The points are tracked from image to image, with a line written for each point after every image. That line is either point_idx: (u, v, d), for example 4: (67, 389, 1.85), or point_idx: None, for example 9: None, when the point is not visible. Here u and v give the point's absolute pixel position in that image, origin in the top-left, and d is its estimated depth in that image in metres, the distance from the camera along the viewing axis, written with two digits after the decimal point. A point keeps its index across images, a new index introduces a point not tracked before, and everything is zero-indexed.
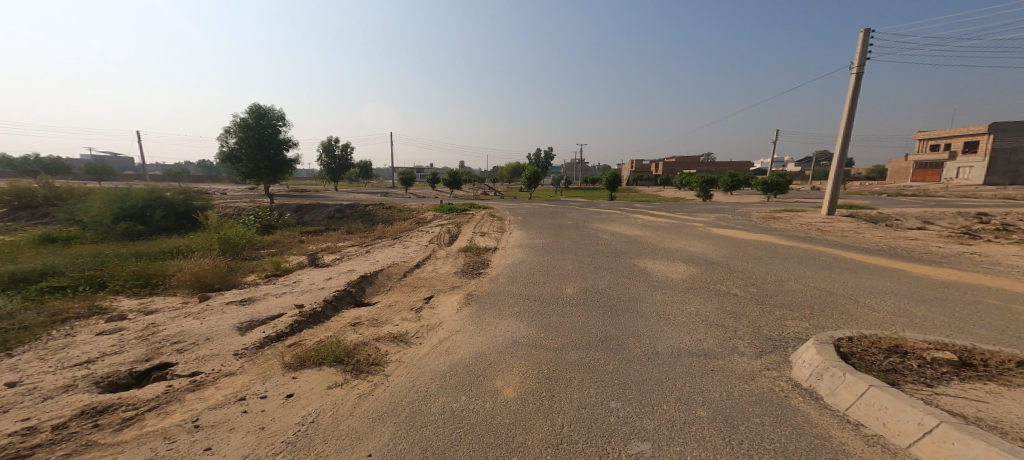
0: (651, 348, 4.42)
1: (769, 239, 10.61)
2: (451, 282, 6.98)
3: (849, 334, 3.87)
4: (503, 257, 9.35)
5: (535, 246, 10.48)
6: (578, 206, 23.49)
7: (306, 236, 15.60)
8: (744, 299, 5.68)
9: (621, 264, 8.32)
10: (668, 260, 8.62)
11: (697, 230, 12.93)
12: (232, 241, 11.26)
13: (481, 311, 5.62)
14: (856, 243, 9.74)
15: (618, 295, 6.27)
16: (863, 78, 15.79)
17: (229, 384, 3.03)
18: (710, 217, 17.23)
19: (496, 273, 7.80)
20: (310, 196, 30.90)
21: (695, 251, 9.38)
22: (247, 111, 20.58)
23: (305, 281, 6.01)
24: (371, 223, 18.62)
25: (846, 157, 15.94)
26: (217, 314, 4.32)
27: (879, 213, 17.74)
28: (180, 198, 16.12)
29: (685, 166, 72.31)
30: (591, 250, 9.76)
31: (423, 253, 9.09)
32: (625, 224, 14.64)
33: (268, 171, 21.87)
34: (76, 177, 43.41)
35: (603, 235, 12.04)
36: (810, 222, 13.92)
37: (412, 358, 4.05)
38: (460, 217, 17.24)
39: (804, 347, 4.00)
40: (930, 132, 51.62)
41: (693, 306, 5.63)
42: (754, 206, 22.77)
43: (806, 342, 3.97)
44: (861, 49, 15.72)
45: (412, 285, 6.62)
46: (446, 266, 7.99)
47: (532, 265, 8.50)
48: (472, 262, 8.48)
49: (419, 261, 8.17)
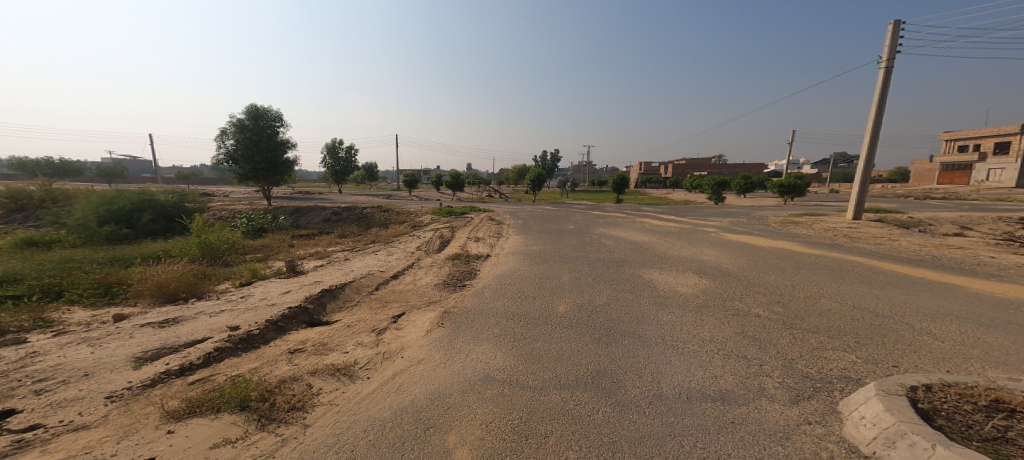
0: (653, 389, 3.53)
1: (792, 247, 9.51)
2: (429, 296, 6.15)
3: (926, 383, 2.92)
4: (495, 265, 8.50)
5: (531, 254, 9.60)
6: (583, 210, 22.48)
7: (297, 240, 14.98)
8: (769, 322, 4.74)
9: (625, 276, 7.41)
10: (678, 270, 7.65)
11: (709, 236, 11.96)
12: (215, 246, 10.72)
13: (455, 334, 4.78)
14: (892, 252, 8.66)
15: (619, 314, 5.38)
16: (892, 72, 14.61)
17: (66, 445, 2.31)
18: (723, 222, 16.15)
19: (482, 285, 6.95)
20: (311, 198, 30.50)
21: (708, 260, 8.38)
22: (244, 111, 20.21)
23: (256, 293, 5.25)
24: (367, 226, 17.99)
25: (873, 157, 14.75)
26: (124, 337, 3.61)
27: (909, 217, 16.44)
28: (170, 202, 15.70)
29: (697, 169, 70.50)
30: (592, 259, 8.85)
31: (406, 261, 8.28)
32: (631, 230, 13.70)
33: (266, 173, 21.44)
34: (87, 179, 44.11)
35: (607, 242, 11.06)
36: (835, 227, 12.78)
37: (350, 400, 3.22)
38: (459, 221, 16.50)
39: (856, 395, 3.06)
40: (958, 133, 49.30)
41: (707, 330, 4.71)
42: (772, 209, 21.52)
43: (865, 389, 3.02)
44: (890, 42, 14.57)
45: (382, 299, 5.81)
46: (427, 276, 7.16)
47: (524, 275, 7.65)
48: (459, 272, 7.67)
49: (399, 270, 7.38)
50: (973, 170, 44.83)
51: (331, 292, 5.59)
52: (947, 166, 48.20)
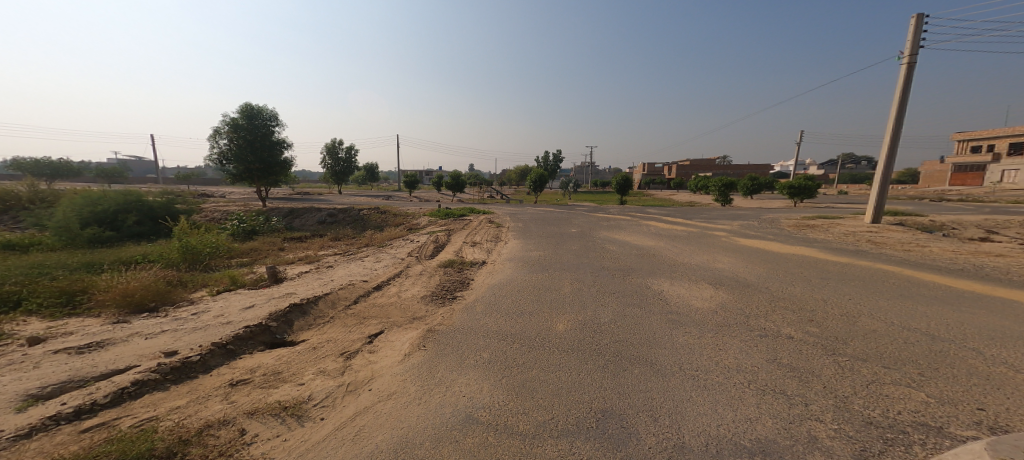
0: (675, 438, 2.87)
1: (814, 253, 8.78)
2: (414, 311, 5.49)
3: None
4: (490, 274, 7.84)
5: (530, 261, 8.90)
6: (585, 212, 21.78)
7: (289, 243, 14.36)
8: (806, 347, 4.05)
9: (632, 287, 6.72)
10: (691, 281, 6.95)
11: (721, 241, 11.24)
12: (196, 250, 10.10)
13: (438, 359, 4.12)
14: (924, 259, 7.94)
15: (627, 336, 4.71)
16: (915, 68, 13.88)
17: None
18: (734, 225, 15.41)
19: (475, 298, 6.28)
20: (308, 199, 29.88)
21: (723, 269, 7.66)
22: (238, 110, 19.66)
23: (212, 308, 4.59)
24: (362, 229, 17.38)
25: (894, 157, 14.02)
26: (31, 367, 3.00)
27: (930, 220, 15.63)
28: (159, 203, 15.15)
29: (701, 170, 69.58)
30: (596, 267, 8.16)
31: (394, 269, 7.61)
32: (636, 233, 12.99)
33: (260, 173, 20.90)
34: (84, 180, 43.81)
35: (611, 247, 10.33)
36: (855, 231, 12.03)
37: (293, 452, 2.57)
38: (456, 223, 15.86)
39: (953, 454, 2.43)
40: (970, 133, 48.25)
41: (732, 356, 4.02)
42: (782, 212, 20.73)
43: (971, 453, 2.38)
44: (913, 37, 13.85)
45: (361, 314, 5.14)
46: (414, 287, 6.49)
47: (522, 286, 6.98)
48: (450, 282, 7.01)
49: (385, 279, 6.73)
50: (986, 171, 43.73)
51: (302, 304, 4.94)
52: (959, 167, 47.12)
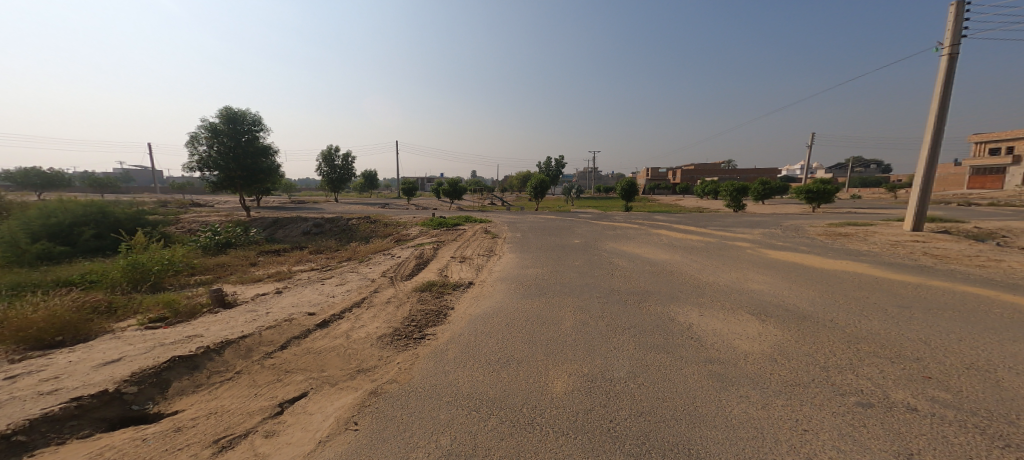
0: None
1: (869, 270, 7.28)
2: (364, 359, 4.07)
3: None
4: (475, 299, 6.46)
5: (526, 282, 7.42)
6: (588, 220, 20.22)
7: (263, 257, 13.00)
8: (956, 433, 2.59)
9: (653, 321, 5.25)
10: (727, 309, 5.46)
11: (747, 253, 9.77)
12: (144, 268, 8.83)
13: (377, 452, 2.71)
14: (1013, 277, 6.45)
15: (658, 407, 3.26)
16: (957, 59, 12.44)
17: None
18: (755, 233, 13.92)
19: (450, 337, 4.86)
20: (298, 208, 28.53)
21: (762, 292, 6.21)
22: (217, 115, 18.50)
23: (55, 365, 3.22)
24: (347, 240, 16.05)
25: (936, 158, 12.58)
26: None
27: (976, 227, 14.02)
28: (126, 215, 13.87)
29: (707, 174, 67.92)
30: (605, 290, 6.68)
31: (357, 294, 6.20)
32: (647, 245, 11.54)
33: (243, 180, 19.70)
34: (76, 190, 42.88)
35: (621, 263, 8.84)
36: (901, 241, 10.52)
37: None
38: (449, 234, 14.51)
39: None
40: (988, 135, 46.52)
41: (830, 450, 2.56)
42: (802, 218, 19.13)
43: None
44: (954, 25, 12.43)
45: (284, 364, 3.73)
46: (373, 321, 5.07)
47: (512, 318, 5.58)
48: (422, 312, 5.63)
49: (340, 308, 5.35)
50: (1007, 174, 41.86)
51: (194, 353, 3.52)
52: (976, 170, 45.38)
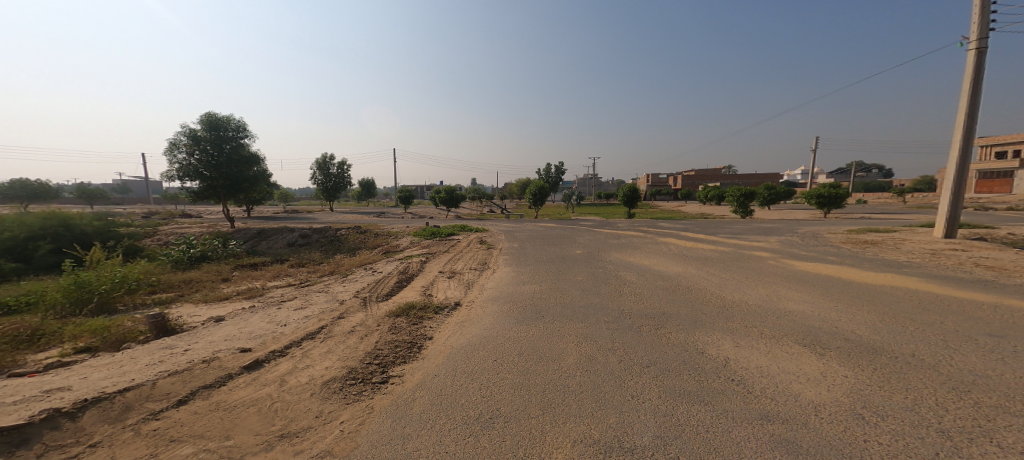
0: None
1: (923, 285, 6.22)
2: (294, 418, 3.01)
3: None
4: (459, 325, 5.41)
5: (521, 303, 6.33)
6: (590, 228, 19.03)
7: (238, 272, 11.93)
8: None
9: (678, 356, 4.18)
10: (769, 339, 4.39)
11: (770, 264, 8.75)
12: (90, 286, 7.76)
13: None
14: None
15: None
16: (986, 54, 11.49)
17: None
18: (771, 241, 12.91)
19: (421, 381, 3.80)
20: (288, 218, 27.39)
21: (803, 314, 5.18)
22: (198, 120, 17.55)
23: None
24: (332, 253, 14.98)
25: (967, 159, 11.64)
26: None
27: (1008, 233, 13.02)
28: (94, 226, 12.75)
29: (709, 180, 66.87)
30: (614, 313, 5.61)
31: (316, 320, 5.14)
32: (655, 255, 10.48)
33: (226, 189, 18.71)
34: (64, 201, 41.79)
35: (630, 278, 7.76)
36: (940, 250, 9.49)
37: None
38: (441, 245, 13.47)
39: None
40: (994, 138, 45.68)
41: None
42: (815, 224, 18.09)
43: None
44: (982, 16, 11.47)
45: (174, 430, 2.69)
46: (325, 359, 4.01)
47: (503, 352, 4.51)
48: (391, 345, 4.56)
49: (287, 342, 4.29)
50: (1014, 177, 40.91)
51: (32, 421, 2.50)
52: (983, 174, 44.40)
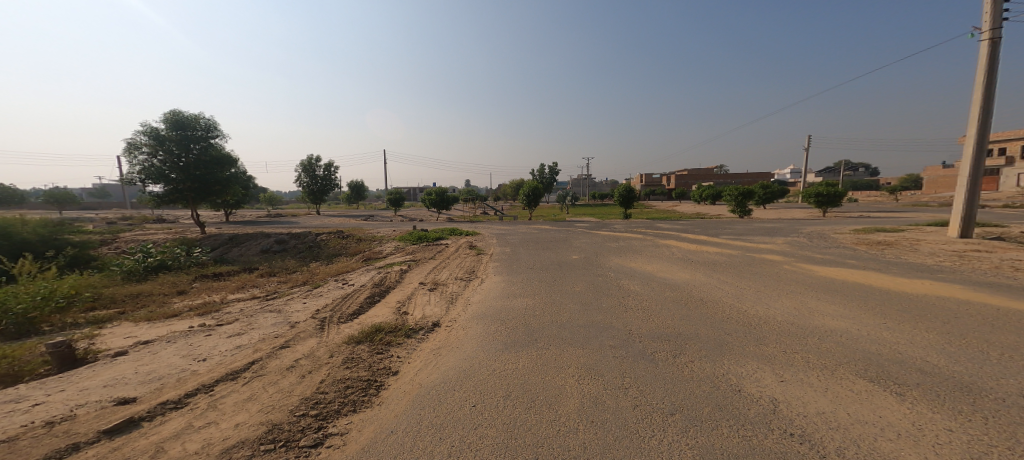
0: None
1: (975, 295, 5.34)
2: None
3: None
4: (435, 354, 4.40)
5: (511, 322, 5.35)
6: (586, 230, 18.15)
7: (198, 283, 10.77)
8: None
9: (711, 398, 3.24)
10: (823, 373, 3.47)
11: (786, 269, 7.93)
12: (4, 306, 6.62)
13: None
14: None
15: None
16: (999, 45, 10.85)
17: None
18: (779, 242, 12.15)
19: (368, 443, 2.79)
20: (268, 223, 26.06)
21: (850, 335, 4.28)
22: (162, 119, 16.31)
23: None
24: (308, 260, 13.85)
25: (983, 155, 10.96)
26: None
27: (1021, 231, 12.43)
28: (42, 232, 11.51)
29: (701, 179, 66.69)
30: (622, 336, 4.65)
31: (251, 352, 4.10)
32: (658, 260, 9.60)
33: (194, 193, 17.44)
34: (34, 205, 39.92)
35: (635, 289, 6.79)
36: (964, 252, 8.78)
37: None
38: (426, 251, 12.44)
39: None
40: None
41: None
42: (818, 223, 17.44)
43: None
44: (994, 6, 10.84)
45: None
46: (242, 410, 2.99)
47: (486, 394, 3.50)
48: (341, 385, 3.52)
49: (195, 388, 3.26)
50: (1000, 175, 41.22)
51: None
52: None
